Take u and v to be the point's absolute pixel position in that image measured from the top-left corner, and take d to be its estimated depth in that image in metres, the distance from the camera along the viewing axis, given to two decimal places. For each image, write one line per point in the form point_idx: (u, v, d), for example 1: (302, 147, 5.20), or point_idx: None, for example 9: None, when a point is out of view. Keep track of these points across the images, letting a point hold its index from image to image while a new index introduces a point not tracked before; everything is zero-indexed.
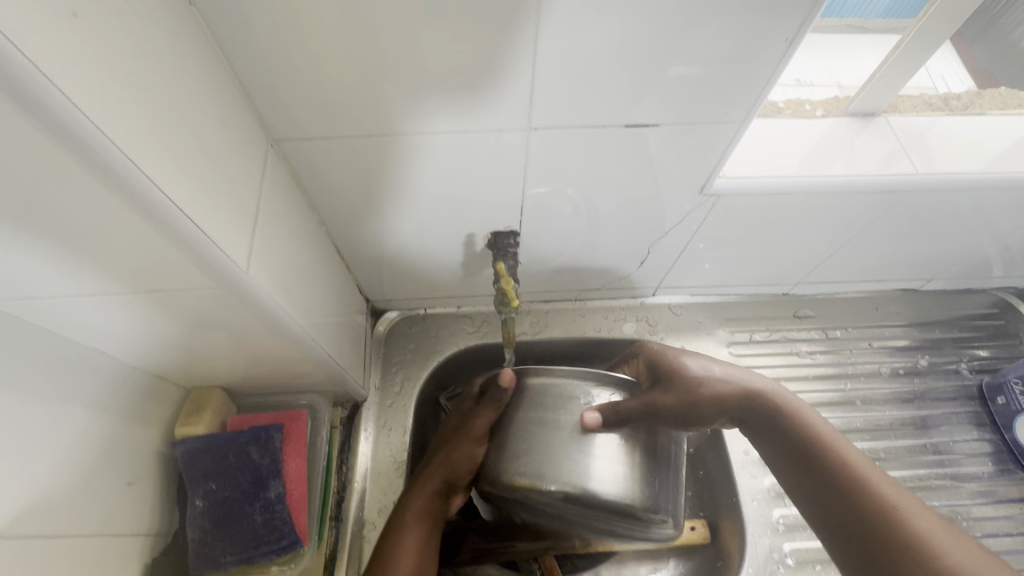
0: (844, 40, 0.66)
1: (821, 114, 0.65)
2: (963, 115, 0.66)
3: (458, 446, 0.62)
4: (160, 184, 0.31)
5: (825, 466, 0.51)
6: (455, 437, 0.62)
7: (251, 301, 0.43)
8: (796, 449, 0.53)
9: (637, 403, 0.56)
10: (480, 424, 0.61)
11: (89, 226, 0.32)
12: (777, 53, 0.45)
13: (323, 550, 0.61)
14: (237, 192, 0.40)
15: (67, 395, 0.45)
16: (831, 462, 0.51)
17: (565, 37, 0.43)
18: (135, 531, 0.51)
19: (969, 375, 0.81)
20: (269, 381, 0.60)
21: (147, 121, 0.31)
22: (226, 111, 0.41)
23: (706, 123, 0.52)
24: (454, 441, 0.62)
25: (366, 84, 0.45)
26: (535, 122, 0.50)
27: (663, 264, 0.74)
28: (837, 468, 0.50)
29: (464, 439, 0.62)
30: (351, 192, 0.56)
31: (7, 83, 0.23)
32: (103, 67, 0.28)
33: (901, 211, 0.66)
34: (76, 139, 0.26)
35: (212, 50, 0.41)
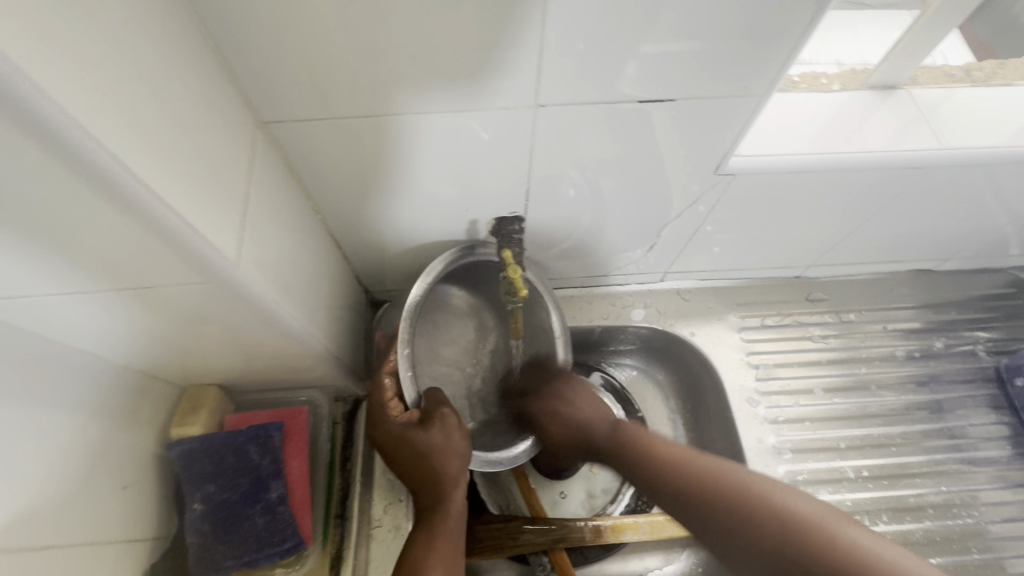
0: (842, 17, 0.63)
1: (838, 88, 0.61)
2: (987, 86, 0.63)
3: (446, 455, 0.57)
4: (140, 174, 0.28)
5: (728, 505, 0.51)
6: (420, 438, 0.57)
7: (244, 296, 0.40)
8: (689, 495, 0.54)
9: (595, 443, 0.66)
10: (454, 421, 0.57)
11: (65, 219, 0.29)
12: (803, 22, 0.42)
13: (328, 549, 0.58)
14: (224, 180, 0.37)
15: (53, 399, 0.42)
16: (725, 494, 0.52)
17: (574, 6, 0.39)
18: (131, 537, 0.49)
19: (985, 357, 0.80)
20: (266, 377, 0.58)
21: (124, 101, 0.28)
22: (208, 91, 0.38)
23: (724, 99, 0.49)
24: (439, 444, 0.57)
25: (360, 61, 0.42)
26: (542, 99, 0.47)
27: (673, 248, 0.72)
28: (727, 492, 0.51)
29: (439, 445, 0.57)
30: (346, 176, 0.53)
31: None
32: (70, 43, 0.25)
33: (922, 188, 0.63)
34: (35, 119, 0.23)
35: (188, 21, 0.37)
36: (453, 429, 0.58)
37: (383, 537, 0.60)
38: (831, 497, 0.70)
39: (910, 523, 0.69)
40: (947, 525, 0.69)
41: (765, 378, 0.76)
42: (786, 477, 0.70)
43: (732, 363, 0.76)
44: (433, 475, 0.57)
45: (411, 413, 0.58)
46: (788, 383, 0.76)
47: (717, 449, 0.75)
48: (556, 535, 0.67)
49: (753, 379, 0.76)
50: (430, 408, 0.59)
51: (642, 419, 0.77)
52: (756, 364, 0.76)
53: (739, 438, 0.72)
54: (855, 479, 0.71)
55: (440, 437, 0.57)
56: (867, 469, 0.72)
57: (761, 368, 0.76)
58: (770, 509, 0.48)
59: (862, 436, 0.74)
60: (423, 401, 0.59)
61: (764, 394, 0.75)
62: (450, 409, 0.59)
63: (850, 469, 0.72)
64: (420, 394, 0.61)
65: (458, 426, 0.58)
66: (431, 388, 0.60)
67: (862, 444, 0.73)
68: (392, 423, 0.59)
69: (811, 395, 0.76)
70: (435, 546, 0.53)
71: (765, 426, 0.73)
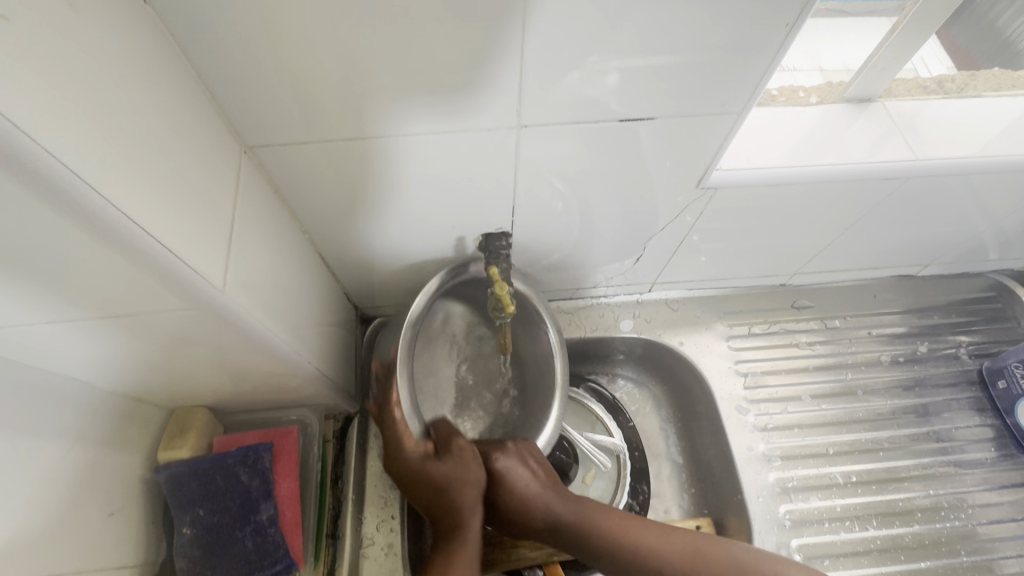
0: (825, 23, 0.63)
1: (816, 100, 0.63)
2: (958, 97, 0.65)
3: (464, 484, 0.59)
4: (123, 207, 0.29)
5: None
6: (435, 466, 0.58)
7: (230, 321, 0.40)
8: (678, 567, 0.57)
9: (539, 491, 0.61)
10: (470, 449, 0.60)
11: (50, 252, 0.29)
12: (775, 41, 0.43)
13: (321, 569, 0.58)
14: (209, 206, 0.38)
15: (37, 426, 0.42)
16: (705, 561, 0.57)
17: (552, 27, 0.40)
18: (120, 564, 0.49)
19: (968, 360, 0.81)
20: (256, 398, 0.58)
21: (107, 134, 0.28)
22: (193, 119, 0.38)
23: (703, 114, 0.50)
24: (456, 472, 0.59)
25: (344, 86, 0.42)
26: (524, 119, 0.48)
27: (660, 259, 0.73)
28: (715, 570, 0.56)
29: (455, 475, 0.59)
30: (333, 195, 0.53)
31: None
32: (52, 83, 0.25)
33: (900, 197, 0.65)
34: (17, 158, 0.23)
35: (171, 50, 0.38)
36: (467, 453, 0.60)
37: (374, 557, 0.60)
38: (821, 503, 0.70)
39: (900, 527, 0.69)
40: (936, 528, 0.70)
41: (754, 386, 0.77)
42: (776, 484, 0.70)
43: (721, 372, 0.77)
44: (449, 506, 0.58)
45: (426, 444, 0.60)
46: (776, 390, 0.77)
47: (708, 457, 0.75)
48: (550, 550, 0.67)
49: (742, 387, 0.76)
50: (444, 440, 0.61)
51: (634, 429, 0.77)
52: (745, 372, 0.77)
53: (729, 446, 0.72)
54: (844, 484, 0.72)
55: (458, 465, 0.59)
56: (855, 474, 0.73)
57: (749, 376, 0.77)
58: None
59: (851, 442, 0.75)
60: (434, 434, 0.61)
61: (753, 402, 0.75)
62: (463, 441, 0.62)
63: (839, 474, 0.72)
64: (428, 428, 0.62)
65: (473, 455, 0.61)
66: (441, 421, 0.62)
67: (850, 450, 0.74)
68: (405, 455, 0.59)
69: (800, 402, 0.76)
70: (454, 570, 0.53)
71: (755, 434, 0.73)
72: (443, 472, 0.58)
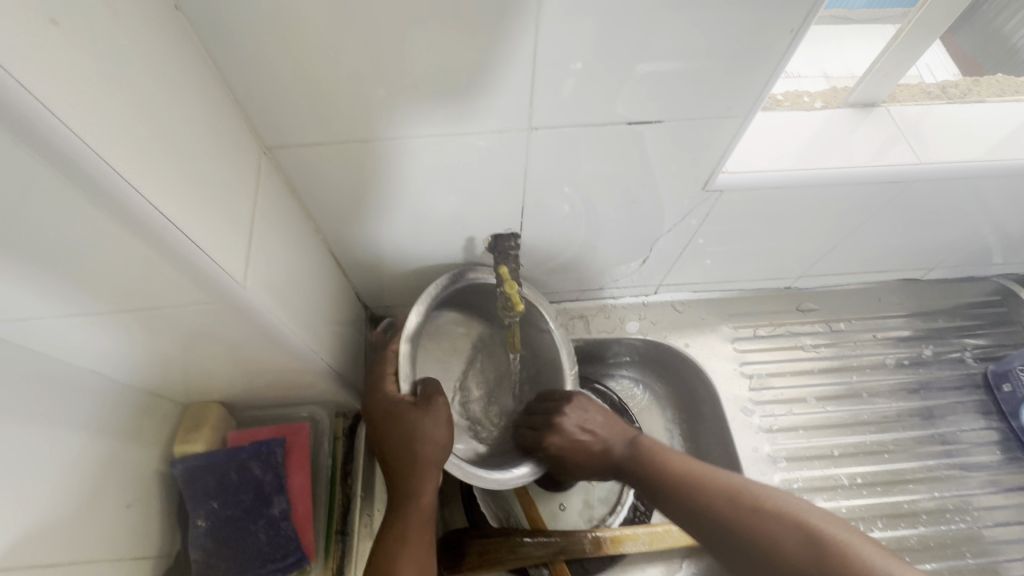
0: (829, 31, 0.66)
1: (820, 105, 0.64)
2: (962, 103, 0.66)
3: (430, 442, 0.56)
4: (153, 199, 0.30)
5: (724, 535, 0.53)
6: (405, 418, 0.56)
7: (248, 315, 0.41)
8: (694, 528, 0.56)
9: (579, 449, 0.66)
10: (443, 409, 0.57)
11: (83, 244, 0.31)
12: (780, 47, 0.45)
13: (331, 564, 0.58)
14: (231, 202, 0.39)
15: (59, 417, 0.43)
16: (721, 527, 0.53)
17: (562, 31, 0.41)
18: (136, 554, 0.50)
19: (973, 363, 0.81)
20: (268, 394, 0.59)
21: (140, 132, 0.30)
22: (217, 119, 0.40)
23: (709, 118, 0.51)
24: (423, 428, 0.56)
25: (362, 89, 0.44)
26: (534, 122, 0.49)
27: (667, 261, 0.73)
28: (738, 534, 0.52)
29: (426, 432, 0.56)
30: (347, 196, 0.55)
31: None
32: (93, 81, 0.26)
33: (904, 200, 0.65)
34: (61, 153, 0.25)
35: (199, 52, 0.39)
36: (438, 414, 0.57)
37: None
38: (826, 504, 0.70)
39: (905, 528, 0.70)
40: (941, 530, 0.70)
41: (759, 388, 0.77)
42: (782, 485, 0.71)
43: (726, 373, 0.78)
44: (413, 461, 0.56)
45: (406, 395, 0.58)
46: (782, 393, 0.77)
47: (713, 458, 0.76)
48: (556, 548, 0.67)
49: (747, 388, 0.77)
50: (428, 393, 0.59)
51: (639, 429, 0.78)
52: (750, 374, 0.78)
53: (734, 447, 0.73)
54: (849, 486, 0.72)
55: (429, 425, 0.56)
56: (861, 476, 0.73)
57: (755, 378, 0.78)
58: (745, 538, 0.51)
59: (856, 443, 0.75)
60: (420, 388, 0.59)
61: (758, 404, 0.76)
62: (444, 399, 0.59)
63: (844, 476, 0.73)
64: (417, 381, 0.61)
65: (448, 416, 0.58)
66: (428, 378, 0.60)
67: (856, 452, 0.74)
68: (383, 399, 0.59)
69: (805, 404, 0.77)
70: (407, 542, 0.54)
71: (760, 435, 0.74)
72: (409, 424, 0.56)
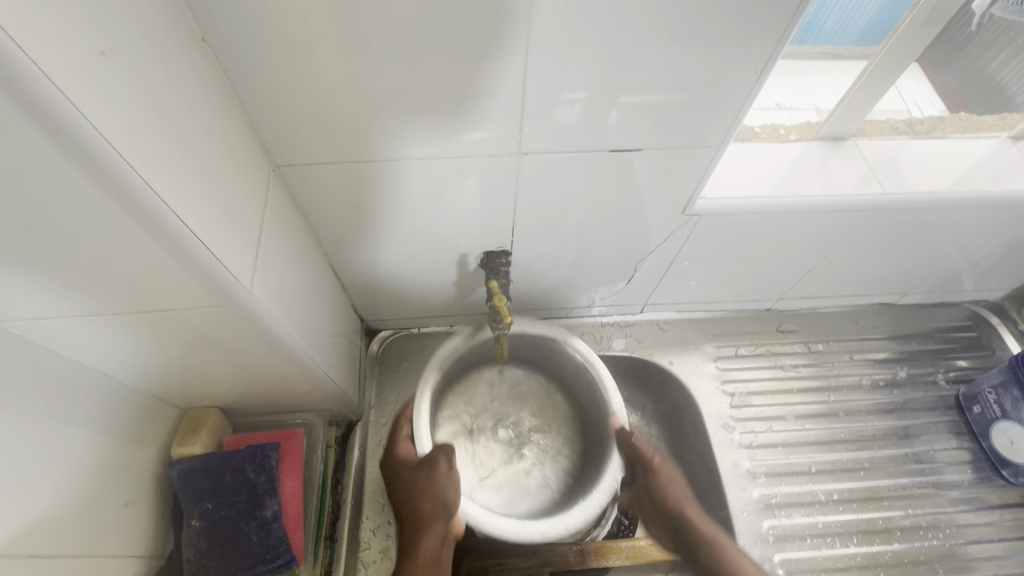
0: (820, 65, 0.69)
1: (795, 138, 0.68)
2: (927, 138, 0.70)
3: (434, 500, 0.60)
4: (174, 208, 0.33)
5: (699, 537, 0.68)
6: (420, 476, 0.61)
7: (253, 319, 0.44)
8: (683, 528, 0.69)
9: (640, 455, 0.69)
10: (444, 470, 0.60)
11: (108, 247, 0.34)
12: (746, 85, 0.49)
13: (317, 569, 0.61)
14: (242, 214, 0.42)
15: (67, 412, 0.45)
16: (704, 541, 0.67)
17: (549, 63, 0.45)
18: (131, 552, 0.51)
19: (946, 385, 0.84)
20: (266, 401, 0.62)
21: (166, 148, 0.33)
22: (233, 138, 0.43)
23: (684, 147, 0.55)
24: (431, 488, 0.60)
25: (366, 114, 0.48)
26: (523, 147, 0.53)
27: (651, 280, 0.77)
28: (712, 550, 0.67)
29: (435, 490, 0.60)
30: (349, 212, 0.58)
31: (27, 101, 0.24)
32: (128, 102, 0.30)
33: (874, 227, 0.69)
34: (98, 164, 0.28)
35: (220, 79, 0.43)
36: (447, 477, 0.60)
37: (370, 559, 0.63)
38: (803, 519, 0.72)
39: (879, 544, 0.72)
40: (915, 546, 0.72)
41: (740, 405, 0.80)
42: (760, 500, 0.73)
43: (708, 391, 0.80)
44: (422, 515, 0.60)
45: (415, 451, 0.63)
46: (762, 410, 0.80)
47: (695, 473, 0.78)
48: (542, 560, 0.69)
49: (728, 406, 0.80)
50: (433, 453, 0.62)
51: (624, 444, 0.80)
52: (731, 392, 0.81)
53: (715, 462, 0.75)
54: (826, 501, 0.74)
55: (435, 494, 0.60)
56: (838, 492, 0.75)
57: (736, 396, 0.80)
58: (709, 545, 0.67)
59: (833, 460, 0.77)
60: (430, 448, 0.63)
61: (738, 420, 0.79)
62: (448, 460, 0.61)
63: (822, 492, 0.75)
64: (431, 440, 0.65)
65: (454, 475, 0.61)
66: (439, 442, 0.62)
67: (833, 469, 0.76)
68: (405, 462, 0.64)
69: (784, 421, 0.79)
70: None
71: (740, 451, 0.76)
72: (424, 482, 0.61)
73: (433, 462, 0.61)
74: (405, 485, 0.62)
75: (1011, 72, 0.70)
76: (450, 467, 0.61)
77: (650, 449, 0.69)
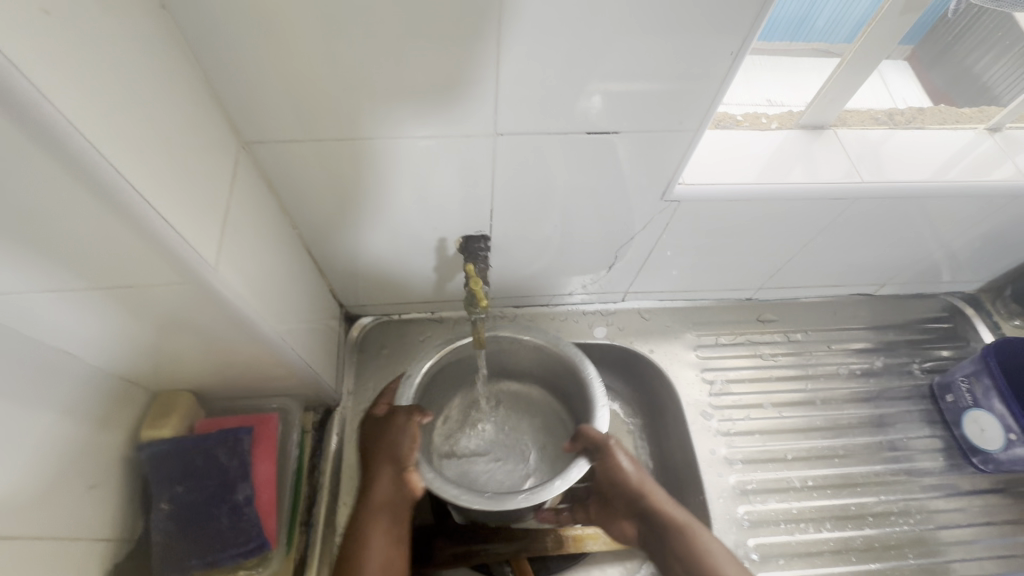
0: (810, 63, 0.71)
1: (776, 126, 0.68)
2: (906, 129, 0.71)
3: (392, 450, 0.60)
4: (128, 179, 0.32)
5: (687, 544, 0.58)
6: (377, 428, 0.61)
7: (218, 299, 0.43)
8: (674, 540, 0.59)
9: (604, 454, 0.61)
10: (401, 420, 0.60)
11: (59, 219, 0.33)
12: (723, 68, 0.48)
13: (292, 555, 0.60)
14: (205, 189, 0.41)
15: (29, 394, 0.44)
16: (683, 540, 0.59)
17: (524, 42, 0.44)
18: (96, 536, 0.50)
19: (921, 375, 0.85)
20: (239, 385, 0.61)
21: (118, 117, 0.32)
22: (196, 112, 0.42)
23: (663, 131, 0.54)
24: (387, 440, 0.60)
25: (336, 90, 0.46)
26: (500, 129, 0.52)
27: (631, 268, 0.77)
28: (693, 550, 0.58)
29: (392, 437, 0.60)
30: (322, 193, 0.57)
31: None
32: (75, 66, 0.29)
33: (852, 216, 0.70)
34: (43, 129, 0.27)
35: (182, 50, 0.42)
36: (403, 426, 0.60)
37: (347, 545, 0.62)
38: (778, 505, 0.73)
39: (851, 530, 0.73)
40: (886, 531, 0.73)
41: (719, 393, 0.80)
42: (736, 487, 0.74)
43: (688, 379, 0.81)
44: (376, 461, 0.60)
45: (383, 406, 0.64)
46: (741, 398, 0.80)
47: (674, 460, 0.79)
48: (519, 546, 0.69)
49: (707, 394, 0.80)
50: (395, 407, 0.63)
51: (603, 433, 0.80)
52: (710, 380, 0.81)
53: (693, 449, 0.76)
54: (801, 488, 0.75)
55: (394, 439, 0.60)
56: (812, 479, 0.76)
57: (716, 384, 0.81)
58: (685, 546, 0.58)
59: (809, 448, 0.78)
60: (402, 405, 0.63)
61: (717, 408, 0.79)
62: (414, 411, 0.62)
63: (797, 478, 0.75)
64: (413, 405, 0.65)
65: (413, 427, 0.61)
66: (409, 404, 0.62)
67: (808, 456, 0.77)
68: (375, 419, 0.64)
69: (762, 409, 0.80)
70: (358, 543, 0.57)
71: (718, 438, 0.77)
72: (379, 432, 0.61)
73: (393, 416, 0.62)
74: (370, 443, 0.62)
75: (996, 73, 0.74)
76: (409, 419, 0.61)
77: (601, 431, 0.62)
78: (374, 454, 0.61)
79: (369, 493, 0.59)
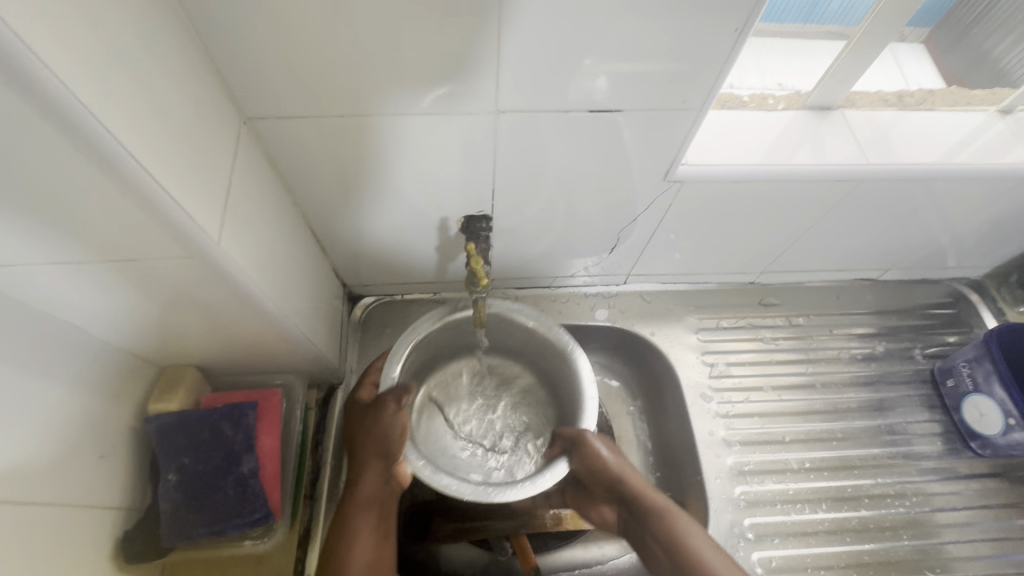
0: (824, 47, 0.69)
1: (782, 107, 0.67)
2: (915, 111, 0.70)
3: (375, 436, 0.60)
4: (131, 151, 0.32)
5: (668, 543, 0.56)
6: (365, 419, 0.61)
7: (221, 274, 0.44)
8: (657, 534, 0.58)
9: (581, 453, 0.62)
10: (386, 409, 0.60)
11: (64, 190, 0.33)
12: (728, 45, 0.47)
13: (297, 527, 0.62)
14: (207, 164, 0.41)
15: (38, 366, 0.45)
16: (669, 540, 0.57)
17: (528, 16, 0.44)
18: (105, 504, 0.52)
19: (923, 360, 0.85)
20: (244, 361, 0.61)
21: (120, 88, 0.32)
22: (198, 87, 0.42)
23: (667, 110, 0.54)
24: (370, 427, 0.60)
25: (339, 66, 0.46)
26: (502, 106, 0.52)
27: (633, 251, 0.77)
28: (675, 548, 0.56)
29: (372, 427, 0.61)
30: (324, 170, 0.57)
31: None
32: (75, 36, 0.29)
33: (856, 200, 0.69)
34: (46, 98, 0.27)
35: (184, 23, 0.41)
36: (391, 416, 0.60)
37: None
38: (775, 486, 0.74)
39: (847, 511, 0.73)
40: (882, 513, 0.74)
41: (719, 376, 0.81)
42: (734, 467, 0.74)
43: (688, 362, 0.81)
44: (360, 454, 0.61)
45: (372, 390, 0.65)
46: (741, 381, 0.81)
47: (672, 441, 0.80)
48: (519, 522, 0.70)
49: (707, 376, 0.80)
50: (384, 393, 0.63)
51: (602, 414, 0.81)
52: (711, 363, 0.81)
53: (691, 431, 0.76)
54: (798, 470, 0.75)
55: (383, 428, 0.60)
56: (810, 461, 0.76)
57: (716, 366, 0.81)
58: (670, 542, 0.56)
59: (807, 431, 0.78)
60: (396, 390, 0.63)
61: (717, 391, 0.80)
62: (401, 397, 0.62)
63: (794, 460, 0.76)
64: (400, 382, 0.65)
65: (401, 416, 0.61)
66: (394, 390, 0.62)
67: (807, 439, 0.78)
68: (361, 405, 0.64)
69: (762, 392, 0.80)
70: (343, 532, 0.57)
71: (717, 420, 0.77)
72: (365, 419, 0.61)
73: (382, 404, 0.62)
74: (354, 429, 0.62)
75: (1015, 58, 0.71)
76: (396, 407, 0.61)
77: (578, 427, 0.63)
78: (360, 445, 0.62)
79: (357, 490, 0.58)
